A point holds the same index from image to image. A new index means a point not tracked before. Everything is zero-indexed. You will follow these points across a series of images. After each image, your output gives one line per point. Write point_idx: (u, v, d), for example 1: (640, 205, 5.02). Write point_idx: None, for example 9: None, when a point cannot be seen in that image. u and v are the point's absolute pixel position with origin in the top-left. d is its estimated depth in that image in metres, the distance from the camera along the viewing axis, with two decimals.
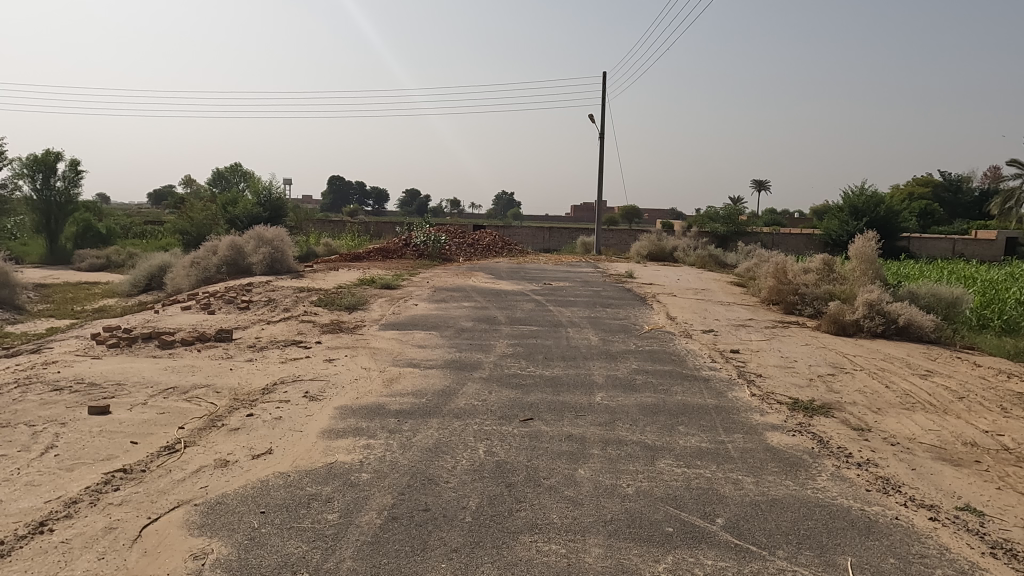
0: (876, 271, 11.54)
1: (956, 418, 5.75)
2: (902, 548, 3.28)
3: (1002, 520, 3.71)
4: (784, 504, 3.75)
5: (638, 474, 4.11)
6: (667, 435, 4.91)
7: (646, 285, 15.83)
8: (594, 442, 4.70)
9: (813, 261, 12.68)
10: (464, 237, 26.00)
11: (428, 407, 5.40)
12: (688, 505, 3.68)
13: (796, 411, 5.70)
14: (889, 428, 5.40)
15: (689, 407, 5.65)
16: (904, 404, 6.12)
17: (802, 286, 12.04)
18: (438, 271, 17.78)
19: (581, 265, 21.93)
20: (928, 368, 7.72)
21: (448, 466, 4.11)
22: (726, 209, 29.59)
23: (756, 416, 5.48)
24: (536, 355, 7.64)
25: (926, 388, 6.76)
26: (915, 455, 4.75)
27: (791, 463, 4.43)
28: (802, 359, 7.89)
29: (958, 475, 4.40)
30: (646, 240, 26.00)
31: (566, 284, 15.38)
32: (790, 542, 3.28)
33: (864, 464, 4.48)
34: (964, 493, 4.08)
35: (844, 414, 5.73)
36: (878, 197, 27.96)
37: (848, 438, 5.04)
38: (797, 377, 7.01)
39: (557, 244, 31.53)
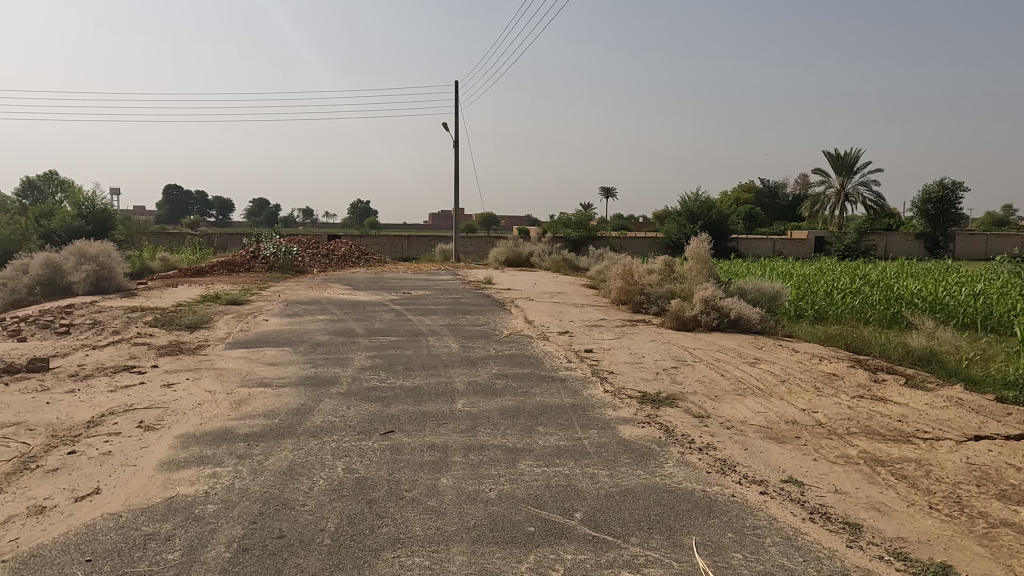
0: (710, 270, 12.58)
1: (780, 400, 6.41)
2: (737, 522, 3.59)
3: (819, 487, 4.18)
4: (635, 493, 3.97)
5: (499, 478, 4.16)
6: (527, 436, 5.03)
7: (504, 291, 16.15)
8: (456, 449, 4.71)
9: (656, 263, 13.60)
10: (318, 247, 25.05)
11: (281, 428, 5.13)
12: (548, 504, 3.78)
13: (645, 403, 6.07)
14: (724, 413, 5.90)
15: (547, 408, 5.83)
16: (737, 390, 6.72)
17: (647, 287, 12.87)
18: (291, 284, 17.01)
19: (440, 273, 21.93)
20: (756, 356, 8.54)
21: (304, 488, 3.93)
22: (578, 215, 30.90)
23: (609, 411, 5.77)
24: (396, 365, 7.53)
25: (754, 374, 7.47)
26: (747, 436, 5.23)
27: (641, 453, 4.71)
28: (649, 355, 8.42)
29: (782, 450, 4.91)
30: (503, 246, 26.55)
31: (426, 293, 15.32)
32: (642, 529, 3.48)
33: (705, 448, 4.87)
34: (787, 466, 4.55)
35: (687, 403, 6.18)
36: (710, 202, 30.66)
37: (691, 425, 5.45)
38: (645, 371, 7.46)
39: (416, 252, 31.33)
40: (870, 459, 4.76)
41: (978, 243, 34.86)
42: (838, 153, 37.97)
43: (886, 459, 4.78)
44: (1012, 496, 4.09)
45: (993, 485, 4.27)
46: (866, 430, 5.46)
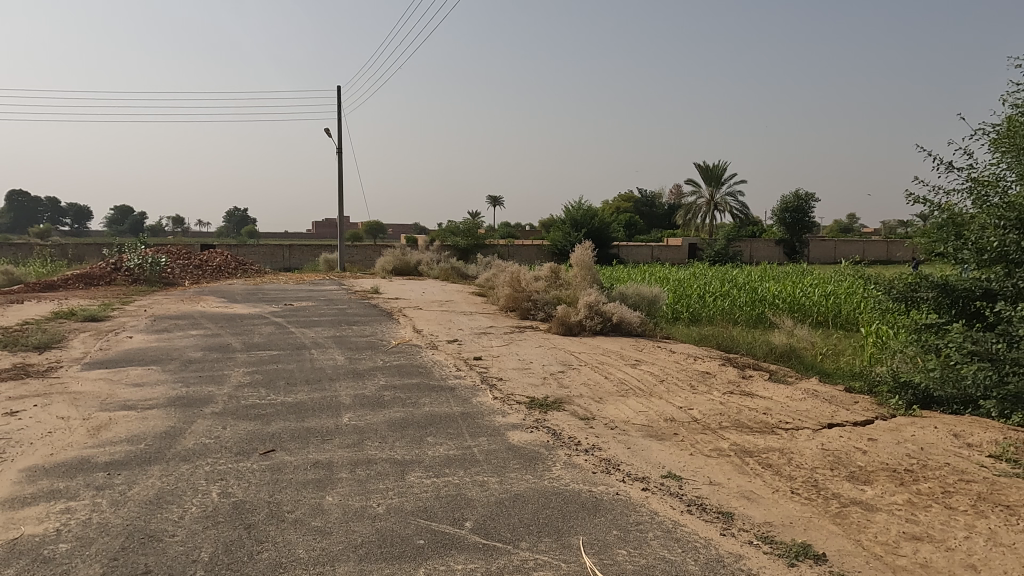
0: (593, 276, 13.03)
1: (659, 399, 6.74)
2: (622, 519, 3.72)
3: (695, 480, 4.43)
4: (525, 497, 4.02)
5: (387, 492, 4.07)
6: (416, 448, 4.95)
7: (391, 300, 15.88)
8: (342, 465, 4.55)
9: (542, 270, 13.89)
10: (189, 257, 23.47)
11: (147, 454, 4.73)
12: (437, 515, 3.74)
13: (533, 408, 6.16)
14: (609, 414, 6.11)
15: (436, 417, 5.78)
16: (620, 391, 6.99)
17: (534, 293, 13.12)
18: (159, 297, 15.83)
19: (324, 283, 21.22)
20: (637, 357, 8.93)
21: (174, 518, 3.64)
22: (465, 224, 30.99)
23: (498, 418, 5.81)
24: (276, 381, 7.18)
25: (635, 375, 7.80)
26: (630, 435, 5.45)
27: (530, 458, 4.77)
28: (536, 360, 8.57)
29: (662, 447, 5.15)
30: (390, 255, 26.12)
31: (309, 304, 14.76)
32: (531, 533, 3.52)
33: (591, 450, 5.01)
34: (667, 462, 4.78)
35: (573, 407, 6.34)
36: (592, 211, 31.77)
37: (577, 427, 5.60)
38: (533, 377, 7.58)
39: (298, 262, 30.15)
40: (740, 451, 5.10)
41: (828, 249, 38.49)
42: (707, 167, 40.64)
43: (753, 449, 5.14)
44: (860, 477, 4.53)
45: (844, 468, 4.71)
46: (736, 424, 5.85)
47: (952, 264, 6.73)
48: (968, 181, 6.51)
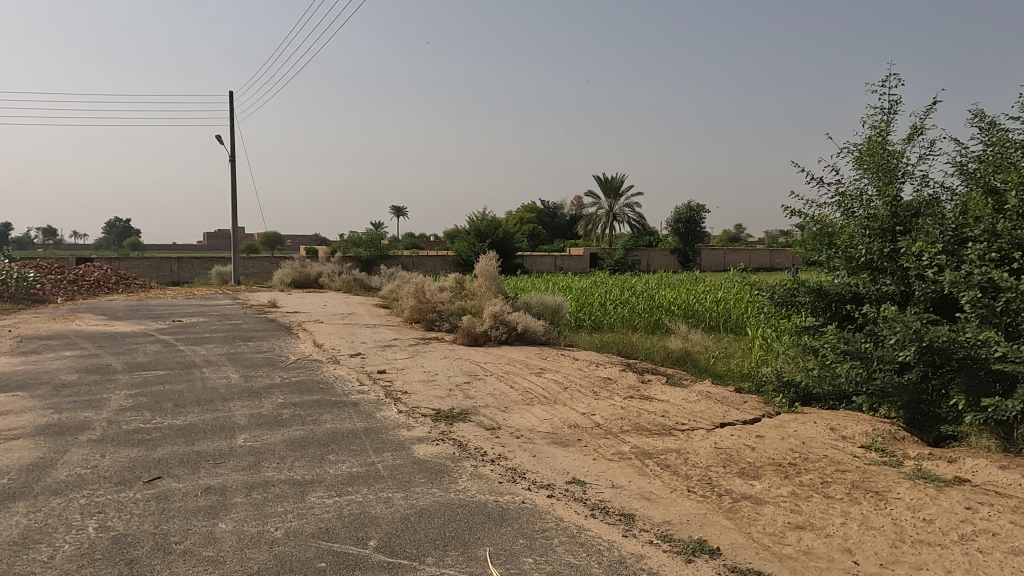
0: (498, 286, 13.13)
1: (563, 406, 6.86)
2: (528, 528, 3.75)
3: (598, 484, 4.53)
4: (430, 512, 3.97)
5: (286, 515, 3.90)
6: (317, 467, 4.78)
7: (290, 314, 15.29)
8: (237, 489, 4.32)
9: (447, 280, 13.83)
10: (63, 272, 21.62)
11: (11, 489, 4.29)
12: (340, 535, 3.62)
13: (438, 421, 6.11)
14: (514, 423, 6.15)
15: (338, 434, 5.60)
16: (525, 400, 7.07)
17: (439, 304, 13.05)
18: (27, 316, 14.46)
19: (216, 297, 20.14)
20: (541, 366, 9.06)
21: (43, 558, 3.32)
22: (368, 234, 30.41)
23: (403, 432, 5.71)
24: (163, 403, 6.72)
25: (540, 383, 7.91)
26: (535, 443, 5.51)
27: (436, 471, 4.72)
28: (442, 372, 8.51)
29: (566, 453, 5.24)
30: (289, 268, 25.20)
31: (200, 320, 13.95)
32: (437, 547, 3.48)
33: (496, 460, 5.02)
34: (570, 468, 4.87)
35: (479, 417, 6.34)
36: (496, 221, 32.04)
37: (483, 438, 5.60)
38: (438, 389, 7.52)
39: (188, 275, 28.49)
40: (640, 453, 5.27)
41: (718, 257, 40.73)
42: (607, 179, 42.04)
43: (652, 451, 5.33)
44: (749, 472, 4.80)
45: (735, 465, 4.97)
46: (636, 427, 6.05)
47: (825, 271, 7.29)
48: (837, 195, 7.09)
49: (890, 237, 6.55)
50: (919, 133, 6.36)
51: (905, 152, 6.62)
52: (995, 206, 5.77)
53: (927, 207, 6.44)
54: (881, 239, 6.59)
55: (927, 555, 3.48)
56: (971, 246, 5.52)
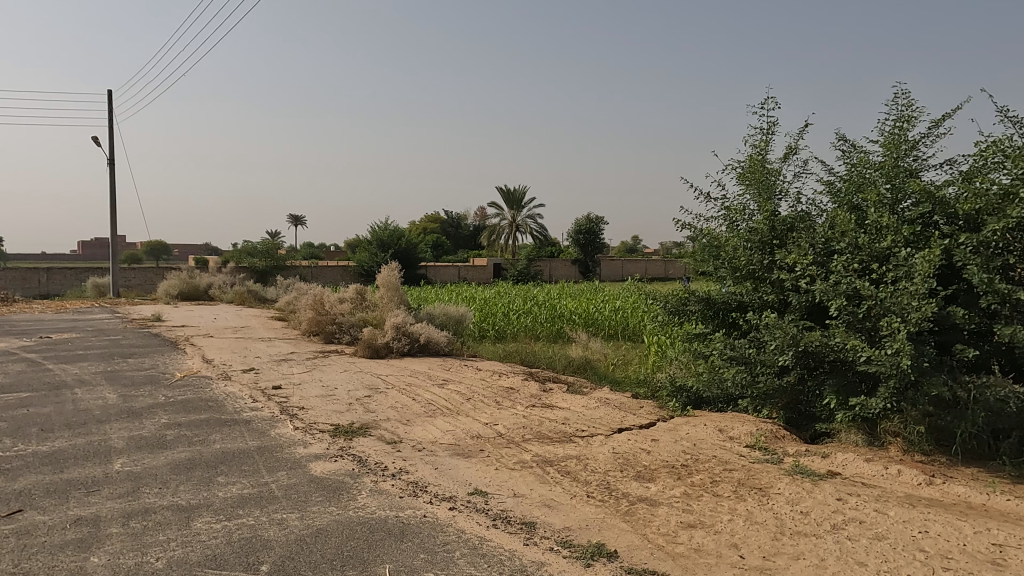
0: (400, 297, 12.94)
1: (466, 417, 6.84)
2: (429, 542, 3.70)
3: (500, 494, 4.55)
4: (328, 531, 3.83)
5: (169, 544, 3.64)
6: (204, 490, 4.50)
7: (176, 328, 14.37)
8: (113, 519, 4.00)
9: (347, 291, 13.48)
10: None
11: None
12: (229, 562, 3.43)
13: (337, 436, 5.93)
14: (416, 436, 6.07)
15: (229, 455, 5.31)
16: (427, 412, 6.99)
17: (339, 316, 12.69)
18: None
19: (92, 311, 18.61)
20: (444, 377, 9.00)
21: None
22: (264, 244, 29.15)
23: (299, 449, 5.50)
24: (27, 428, 6.11)
25: (443, 395, 7.85)
26: (437, 455, 5.46)
27: (334, 488, 4.57)
28: (341, 386, 8.27)
29: (468, 464, 5.23)
30: (176, 279, 23.72)
31: (72, 336, 12.83)
32: (335, 567, 3.37)
33: (397, 474, 4.93)
34: (472, 479, 4.86)
35: (379, 431, 6.21)
36: (399, 231, 31.64)
37: (383, 452, 5.48)
38: (338, 403, 7.29)
39: (58, 288, 26.18)
40: (541, 461, 5.34)
41: (617, 267, 42.15)
42: (509, 191, 42.54)
43: (553, 458, 5.42)
44: (645, 475, 4.98)
45: (631, 469, 5.14)
46: (538, 436, 6.13)
47: (713, 281, 7.71)
48: (723, 209, 7.53)
49: (770, 250, 7.04)
50: (793, 153, 6.88)
51: (781, 171, 7.13)
52: (859, 221, 6.32)
53: (801, 221, 6.96)
54: (762, 251, 7.05)
55: (803, 545, 3.73)
56: (838, 258, 6.02)
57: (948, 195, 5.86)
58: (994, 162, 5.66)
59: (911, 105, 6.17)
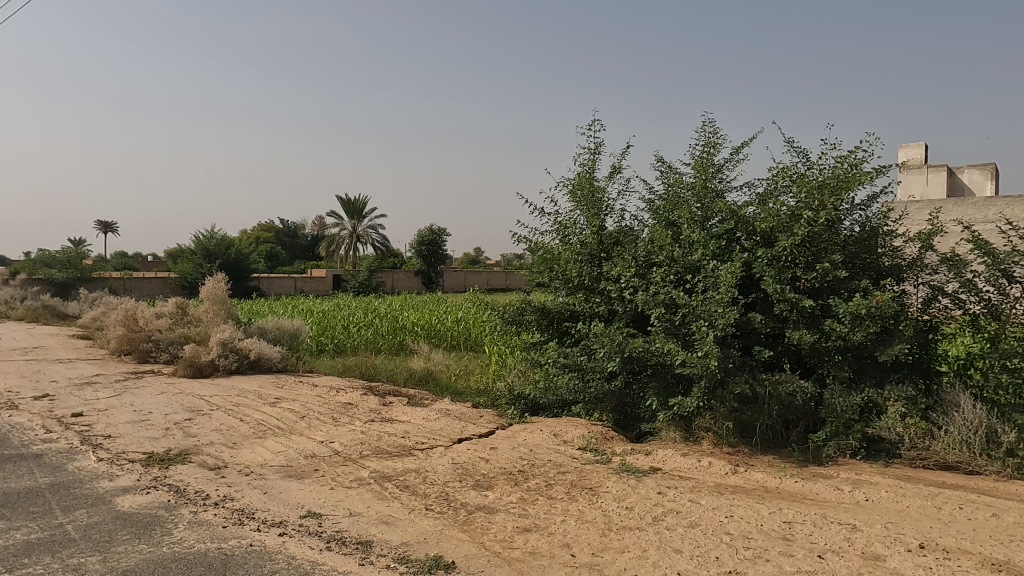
0: (228, 311, 12.06)
1: (300, 436, 6.52)
2: (256, 572, 3.47)
3: (335, 514, 4.38)
4: (137, 572, 3.45)
5: None
6: None
7: None
8: None
9: (166, 305, 12.32)
10: None
11: None
12: None
13: (150, 466, 5.37)
14: (243, 460, 5.67)
15: (13, 495, 4.61)
16: (256, 433, 6.56)
17: (156, 332, 11.56)
18: None
19: None
20: (277, 395, 8.51)
21: None
22: (64, 253, 25.82)
23: (103, 483, 4.91)
24: None
25: (274, 414, 7.42)
26: (267, 479, 5.14)
27: (145, 524, 4.13)
28: (157, 409, 7.52)
29: (301, 486, 4.98)
30: None
31: None
32: None
33: (221, 502, 4.57)
34: (305, 501, 4.63)
35: (201, 457, 5.72)
36: (228, 240, 29.57)
37: (205, 480, 5.06)
38: (152, 429, 6.62)
39: None
40: (379, 477, 5.23)
41: (459, 278, 42.58)
42: (349, 200, 41.39)
43: (392, 473, 5.32)
44: (483, 483, 5.05)
45: (470, 478, 5.19)
46: (377, 451, 6.00)
47: (548, 291, 8.04)
48: (555, 224, 7.89)
49: (598, 262, 7.48)
50: (617, 172, 7.38)
51: (607, 188, 7.61)
52: (674, 236, 6.92)
53: (625, 235, 7.47)
54: (590, 263, 7.48)
55: (628, 538, 3.99)
56: (656, 270, 6.54)
57: (747, 214, 6.60)
58: (783, 186, 6.47)
59: (716, 133, 6.88)
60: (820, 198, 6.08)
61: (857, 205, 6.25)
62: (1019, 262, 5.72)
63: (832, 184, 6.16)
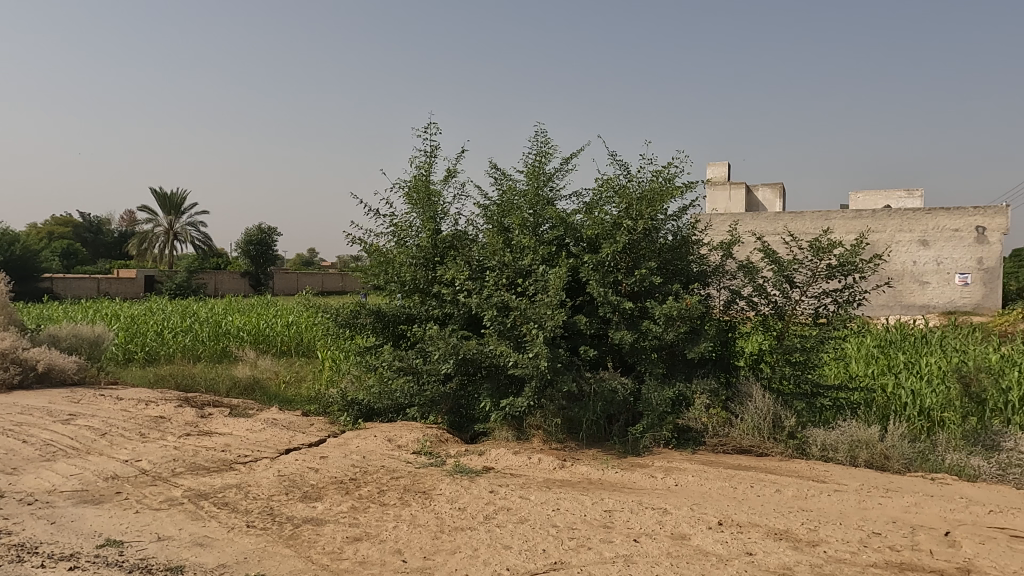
0: (9, 317, 10.47)
1: (99, 456, 5.82)
2: None
3: (140, 540, 3.96)
4: None
5: None
6: None
7: None
8: None
9: None
10: None
11: None
12: None
13: None
14: (26, 487, 4.95)
15: None
16: (44, 456, 5.76)
17: None
18: None
19: None
20: (72, 411, 7.53)
21: None
22: None
23: None
24: None
25: (68, 432, 6.56)
26: (56, 507, 4.53)
27: None
28: None
29: (99, 512, 4.44)
30: None
31: None
32: None
33: None
34: (104, 529, 4.14)
35: None
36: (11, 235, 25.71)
37: None
38: None
39: None
40: (193, 495, 4.81)
41: (291, 280, 40.52)
42: (164, 194, 37.75)
43: (209, 490, 4.93)
44: (312, 495, 4.84)
45: (297, 490, 4.95)
46: (192, 467, 5.52)
47: (384, 295, 7.90)
48: (391, 226, 7.78)
49: (433, 265, 7.51)
50: (453, 176, 7.45)
51: (443, 192, 7.65)
52: (507, 241, 7.12)
53: (460, 240, 7.55)
54: (425, 267, 7.48)
55: (460, 539, 4.03)
56: (490, 274, 6.69)
57: (575, 221, 6.97)
58: (607, 197, 6.91)
59: (546, 143, 7.18)
60: (638, 209, 6.58)
61: (670, 216, 6.83)
62: (798, 269, 6.57)
63: (649, 196, 6.67)
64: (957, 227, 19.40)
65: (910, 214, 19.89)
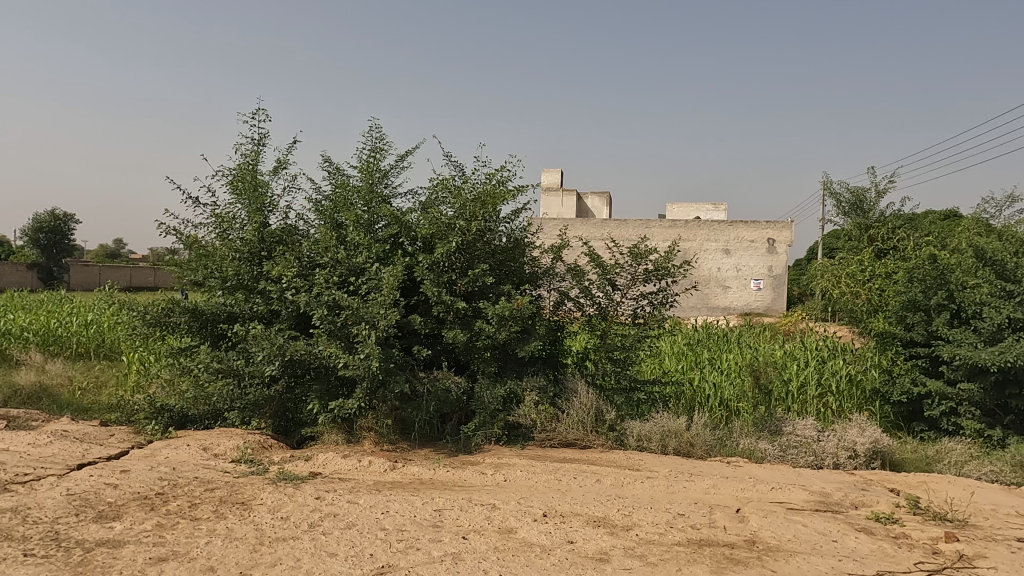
0: None
1: None
2: None
3: None
4: None
5: None
6: None
7: None
8: None
9: None
10: None
11: None
12: None
13: None
14: None
15: None
16: None
17: None
18: None
19: None
20: None
21: None
22: None
23: None
24: None
25: None
26: None
27: None
28: None
29: None
30: None
31: None
32: None
33: None
34: None
35: None
36: None
37: None
38: None
39: None
40: None
41: (91, 273, 36.03)
42: None
43: None
44: (108, 514, 4.33)
45: (90, 510, 4.40)
46: None
47: (201, 291, 7.27)
48: (211, 217, 7.19)
49: (259, 261, 7.07)
50: (282, 167, 7.06)
51: (272, 184, 7.21)
52: (340, 238, 6.88)
53: (289, 234, 7.18)
54: (250, 262, 7.02)
55: (281, 550, 3.82)
56: (320, 272, 6.43)
57: (410, 220, 6.90)
58: (442, 197, 6.93)
59: (382, 139, 7.04)
60: (473, 210, 6.68)
61: (503, 219, 7.00)
62: (619, 273, 7.03)
63: (483, 198, 6.78)
64: (753, 238, 21.97)
65: (716, 225, 22.18)
